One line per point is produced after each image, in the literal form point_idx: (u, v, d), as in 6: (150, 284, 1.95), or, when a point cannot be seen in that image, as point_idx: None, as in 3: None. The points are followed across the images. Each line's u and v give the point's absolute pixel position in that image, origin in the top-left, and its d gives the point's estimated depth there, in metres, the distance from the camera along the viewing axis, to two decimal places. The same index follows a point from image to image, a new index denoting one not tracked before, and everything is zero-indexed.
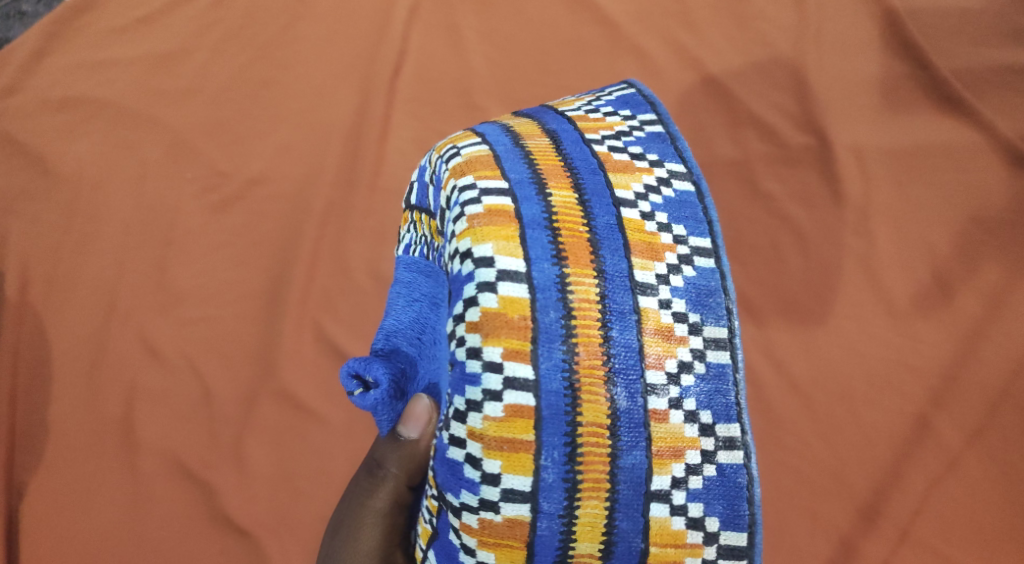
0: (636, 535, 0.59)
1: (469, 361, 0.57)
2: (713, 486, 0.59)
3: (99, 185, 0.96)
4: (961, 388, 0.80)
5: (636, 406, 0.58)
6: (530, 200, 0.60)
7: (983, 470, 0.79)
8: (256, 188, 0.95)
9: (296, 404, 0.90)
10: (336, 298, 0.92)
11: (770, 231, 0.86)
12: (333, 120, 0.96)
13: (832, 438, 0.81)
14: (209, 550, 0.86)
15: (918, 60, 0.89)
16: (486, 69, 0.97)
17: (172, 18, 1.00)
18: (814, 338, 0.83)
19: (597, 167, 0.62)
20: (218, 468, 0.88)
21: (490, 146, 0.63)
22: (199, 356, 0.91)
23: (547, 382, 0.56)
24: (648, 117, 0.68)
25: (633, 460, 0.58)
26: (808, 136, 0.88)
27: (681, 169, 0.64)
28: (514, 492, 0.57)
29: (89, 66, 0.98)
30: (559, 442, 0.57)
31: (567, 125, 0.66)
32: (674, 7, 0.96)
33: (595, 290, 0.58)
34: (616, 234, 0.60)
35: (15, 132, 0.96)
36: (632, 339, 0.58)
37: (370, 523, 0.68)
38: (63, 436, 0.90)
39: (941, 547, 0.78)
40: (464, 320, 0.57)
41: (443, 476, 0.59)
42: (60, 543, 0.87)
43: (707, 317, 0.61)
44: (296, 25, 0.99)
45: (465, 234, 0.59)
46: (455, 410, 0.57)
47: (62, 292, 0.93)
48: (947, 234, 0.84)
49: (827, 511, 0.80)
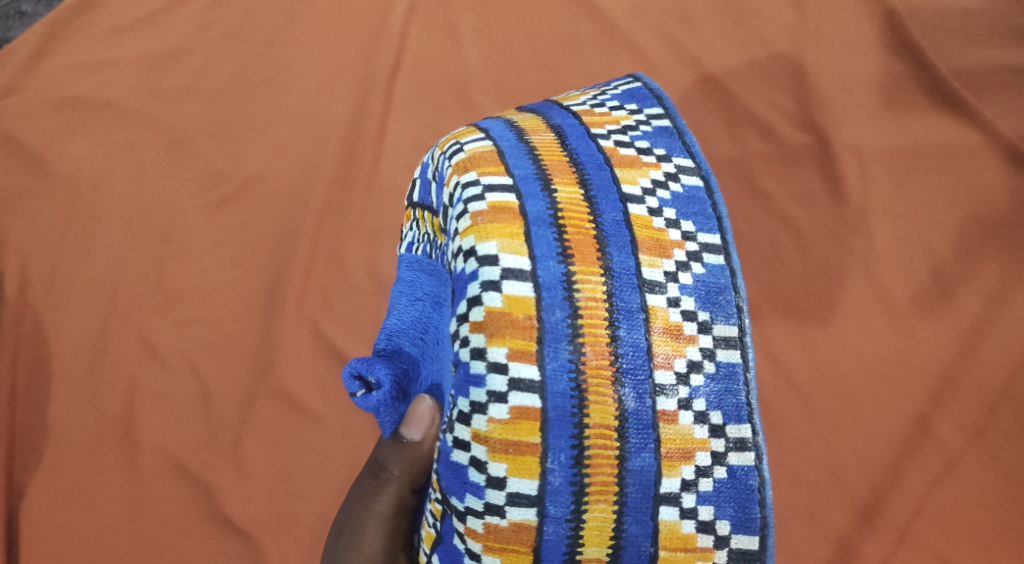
0: (645, 540, 0.59)
1: (473, 362, 0.56)
2: (723, 489, 0.59)
3: (98, 184, 0.95)
4: (961, 387, 0.80)
5: (644, 407, 0.58)
6: (535, 197, 0.59)
7: (983, 470, 0.78)
8: (255, 187, 0.95)
9: (294, 404, 0.89)
10: (334, 297, 0.92)
11: (769, 230, 0.86)
12: (332, 119, 0.96)
13: (832, 438, 0.81)
14: (207, 550, 0.86)
15: (917, 59, 0.89)
16: (486, 69, 0.97)
17: (171, 18, 0.99)
18: (813, 338, 0.83)
19: (603, 162, 0.62)
20: (216, 468, 0.88)
21: (494, 141, 0.63)
22: (198, 356, 0.91)
23: (553, 382, 0.56)
24: (655, 111, 0.67)
25: (642, 462, 0.58)
26: (806, 135, 0.88)
27: (689, 164, 0.64)
28: (520, 496, 0.56)
29: (89, 66, 0.98)
30: (565, 445, 0.56)
31: (572, 120, 0.66)
32: (673, 7, 0.96)
33: (601, 288, 0.58)
34: (622, 231, 0.60)
35: (14, 131, 0.96)
36: (640, 338, 0.58)
37: (372, 526, 0.68)
38: (63, 435, 0.89)
39: (942, 548, 0.78)
40: (468, 320, 0.57)
41: (446, 480, 0.58)
42: (58, 543, 0.86)
43: (716, 315, 0.60)
44: (294, 25, 0.99)
45: (469, 232, 0.58)
46: (459, 412, 0.57)
47: (61, 291, 0.92)
48: (947, 233, 0.84)
49: (828, 511, 0.80)
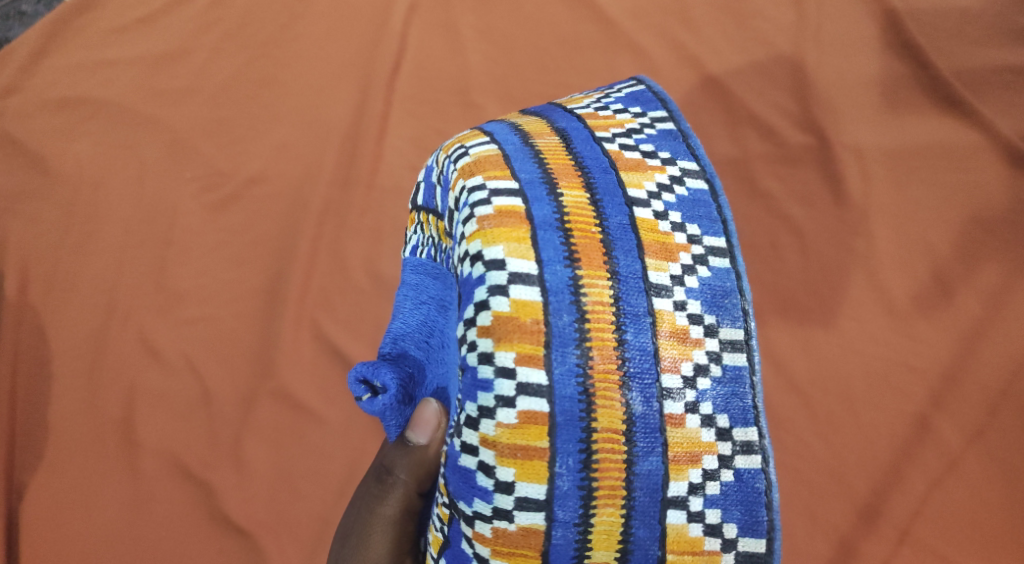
0: (653, 543, 0.59)
1: (480, 367, 0.56)
2: (730, 492, 0.60)
3: (97, 184, 0.95)
4: (961, 387, 0.80)
5: (651, 411, 0.58)
6: (541, 201, 0.59)
7: (984, 470, 0.79)
8: (255, 188, 0.94)
9: (295, 404, 0.89)
10: (335, 297, 0.92)
11: (769, 230, 0.87)
12: (332, 119, 0.96)
13: (833, 437, 0.81)
14: (208, 550, 0.86)
15: (917, 59, 0.90)
16: (487, 68, 0.96)
17: (171, 18, 0.99)
18: (814, 338, 0.83)
19: (608, 166, 0.62)
20: (217, 468, 0.88)
21: (499, 145, 0.63)
22: (199, 356, 0.90)
23: (561, 387, 0.56)
24: (659, 114, 0.67)
25: (649, 466, 0.58)
26: (807, 135, 0.89)
27: (693, 167, 0.64)
28: (528, 501, 0.57)
29: (89, 66, 0.98)
30: (573, 450, 0.56)
31: (576, 123, 0.66)
32: (674, 7, 0.96)
33: (608, 292, 0.58)
34: (628, 234, 0.60)
35: (14, 131, 0.96)
36: (646, 342, 0.58)
37: (379, 530, 0.68)
38: (63, 435, 0.89)
39: (942, 547, 0.78)
40: (475, 325, 0.57)
41: (454, 485, 0.58)
42: (59, 545, 0.86)
43: (723, 318, 0.60)
44: (294, 25, 0.98)
45: (476, 236, 0.58)
46: (467, 417, 0.57)
47: (60, 291, 0.92)
48: (947, 234, 0.84)
49: (828, 511, 0.80)
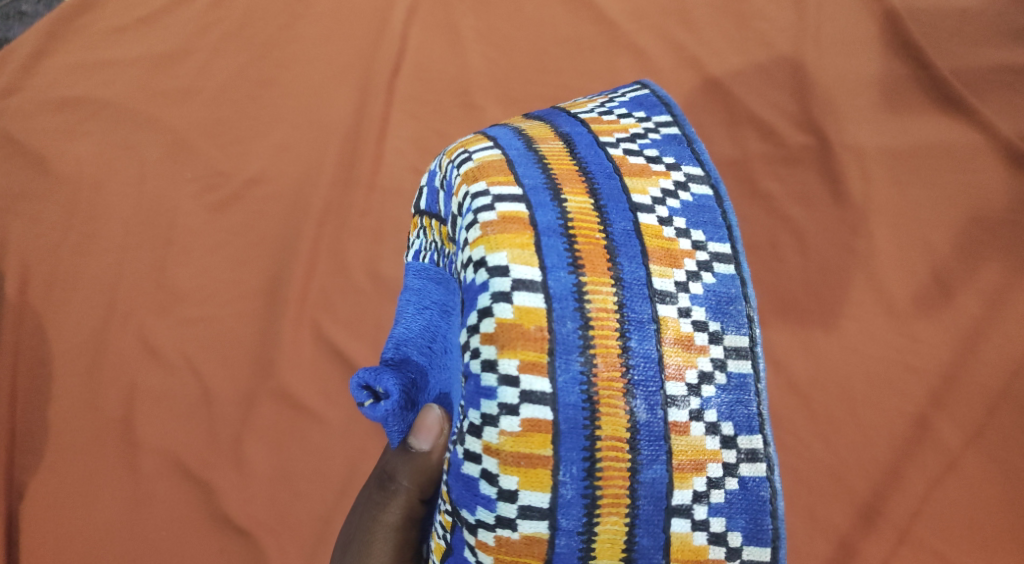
0: (657, 552, 0.59)
1: (483, 374, 0.56)
2: (735, 500, 0.59)
3: (98, 183, 0.95)
4: (960, 388, 0.80)
5: (656, 418, 0.57)
6: (545, 207, 0.59)
7: (983, 470, 0.78)
8: (255, 188, 0.94)
9: (294, 404, 0.89)
10: (334, 298, 0.91)
11: (770, 231, 0.86)
12: (332, 120, 0.95)
13: (833, 438, 0.81)
14: (208, 549, 0.86)
15: (917, 60, 0.89)
16: (485, 69, 0.96)
17: (171, 17, 0.98)
18: (814, 340, 0.83)
19: (612, 171, 0.62)
20: (217, 468, 0.87)
21: (502, 150, 0.62)
22: (199, 357, 0.90)
23: (565, 394, 0.56)
24: (663, 118, 0.67)
25: (653, 474, 0.58)
26: (808, 136, 0.88)
27: (698, 172, 0.63)
28: (532, 509, 0.56)
29: (89, 66, 0.97)
30: (577, 458, 0.56)
31: (580, 128, 0.65)
32: (676, 7, 0.95)
33: (612, 299, 0.58)
34: (633, 241, 0.59)
35: (15, 131, 0.95)
36: (651, 349, 0.58)
37: (382, 538, 0.68)
38: (65, 435, 0.89)
39: (941, 547, 0.78)
40: (478, 331, 0.57)
41: (457, 492, 0.58)
42: (61, 545, 0.86)
43: (727, 326, 0.60)
44: (294, 25, 0.98)
45: (479, 242, 0.58)
46: (470, 425, 0.57)
47: (61, 290, 0.92)
48: (946, 234, 0.84)
49: (828, 511, 0.80)
